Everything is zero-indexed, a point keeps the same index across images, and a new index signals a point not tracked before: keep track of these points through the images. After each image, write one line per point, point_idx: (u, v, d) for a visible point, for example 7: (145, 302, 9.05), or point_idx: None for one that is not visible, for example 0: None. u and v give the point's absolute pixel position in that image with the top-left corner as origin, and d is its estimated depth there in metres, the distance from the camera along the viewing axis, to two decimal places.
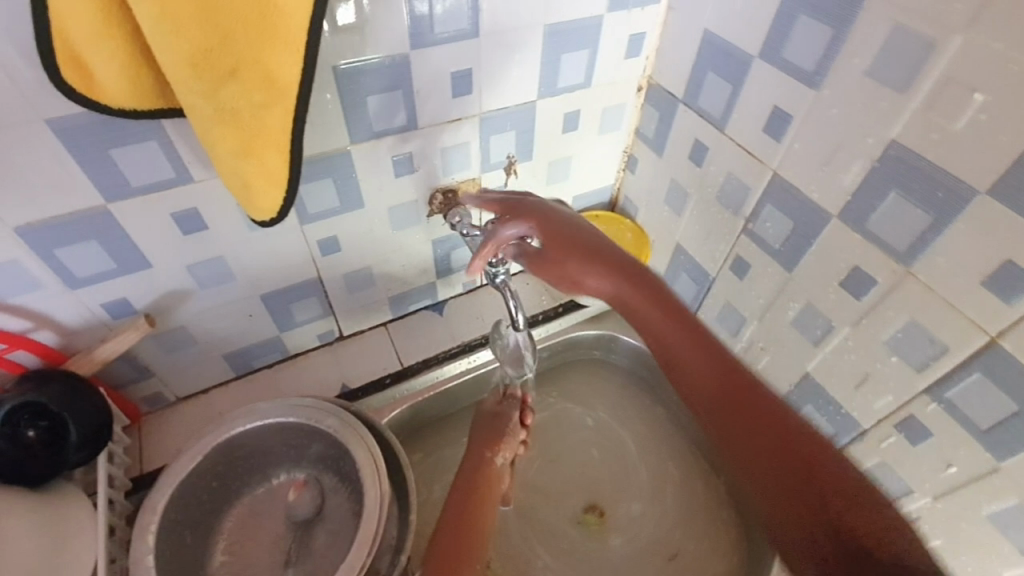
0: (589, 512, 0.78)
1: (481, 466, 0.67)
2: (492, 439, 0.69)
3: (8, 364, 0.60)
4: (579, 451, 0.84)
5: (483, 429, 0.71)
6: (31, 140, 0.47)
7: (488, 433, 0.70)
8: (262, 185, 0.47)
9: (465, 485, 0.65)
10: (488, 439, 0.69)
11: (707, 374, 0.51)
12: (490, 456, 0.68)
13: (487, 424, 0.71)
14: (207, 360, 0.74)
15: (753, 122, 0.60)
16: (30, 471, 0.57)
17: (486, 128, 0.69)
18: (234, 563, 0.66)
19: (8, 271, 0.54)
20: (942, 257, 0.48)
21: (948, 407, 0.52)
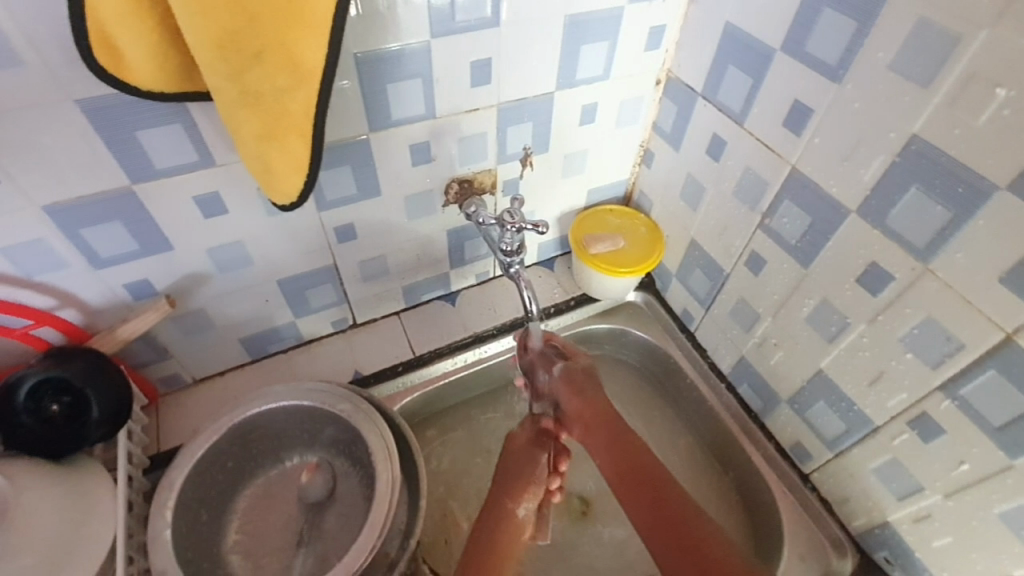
0: (575, 503, 0.82)
1: (503, 517, 0.64)
2: (519, 484, 0.67)
3: (35, 340, 0.61)
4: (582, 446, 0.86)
5: (507, 475, 0.68)
6: (61, 121, 0.48)
7: (514, 482, 0.67)
8: (284, 169, 0.48)
9: (484, 536, 0.62)
10: (511, 489, 0.66)
11: (615, 455, 0.63)
12: (513, 508, 0.65)
13: (514, 465, 0.68)
14: (224, 343, 0.76)
15: (773, 116, 0.60)
16: (53, 444, 0.59)
17: (504, 119, 0.69)
18: (247, 542, 0.67)
19: (35, 249, 0.55)
20: (962, 253, 0.47)
21: (962, 405, 0.52)
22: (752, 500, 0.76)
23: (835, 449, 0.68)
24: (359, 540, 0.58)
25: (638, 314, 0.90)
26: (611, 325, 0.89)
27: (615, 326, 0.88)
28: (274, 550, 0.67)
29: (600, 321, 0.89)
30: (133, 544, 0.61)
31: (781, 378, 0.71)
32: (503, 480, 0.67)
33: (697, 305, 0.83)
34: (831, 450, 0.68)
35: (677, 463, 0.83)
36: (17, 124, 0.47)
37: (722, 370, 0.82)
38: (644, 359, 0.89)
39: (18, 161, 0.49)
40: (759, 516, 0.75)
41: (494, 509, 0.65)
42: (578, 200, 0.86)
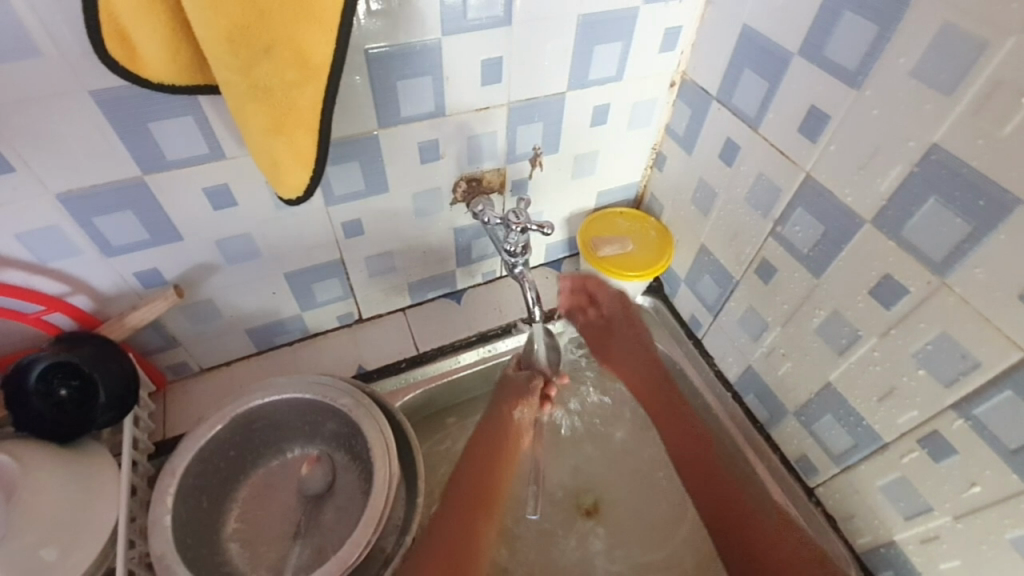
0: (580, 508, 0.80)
1: (500, 419, 0.76)
2: (512, 399, 0.77)
3: (46, 326, 0.62)
4: (586, 446, 0.84)
5: (502, 393, 0.78)
6: (75, 110, 0.49)
7: (511, 393, 0.78)
8: (291, 163, 0.48)
9: (482, 447, 0.76)
10: (508, 400, 0.77)
11: (683, 440, 0.76)
12: (510, 412, 0.76)
13: (512, 385, 0.78)
14: (231, 333, 0.76)
15: (789, 121, 0.58)
16: (61, 427, 0.60)
17: (514, 118, 0.68)
18: (246, 530, 0.68)
19: (49, 236, 0.56)
20: (980, 268, 0.46)
21: (975, 425, 0.50)
22: None
23: (842, 464, 0.66)
24: (355, 534, 0.58)
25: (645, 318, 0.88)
26: None
27: None
28: (272, 539, 0.68)
29: None
30: (135, 527, 0.61)
31: (789, 390, 0.70)
32: (501, 394, 0.78)
33: (706, 312, 0.81)
34: (838, 465, 0.67)
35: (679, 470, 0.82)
36: (33, 113, 0.48)
37: (729, 379, 0.81)
38: None
39: (34, 149, 0.50)
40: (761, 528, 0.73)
41: (495, 417, 0.77)
42: (587, 201, 0.85)
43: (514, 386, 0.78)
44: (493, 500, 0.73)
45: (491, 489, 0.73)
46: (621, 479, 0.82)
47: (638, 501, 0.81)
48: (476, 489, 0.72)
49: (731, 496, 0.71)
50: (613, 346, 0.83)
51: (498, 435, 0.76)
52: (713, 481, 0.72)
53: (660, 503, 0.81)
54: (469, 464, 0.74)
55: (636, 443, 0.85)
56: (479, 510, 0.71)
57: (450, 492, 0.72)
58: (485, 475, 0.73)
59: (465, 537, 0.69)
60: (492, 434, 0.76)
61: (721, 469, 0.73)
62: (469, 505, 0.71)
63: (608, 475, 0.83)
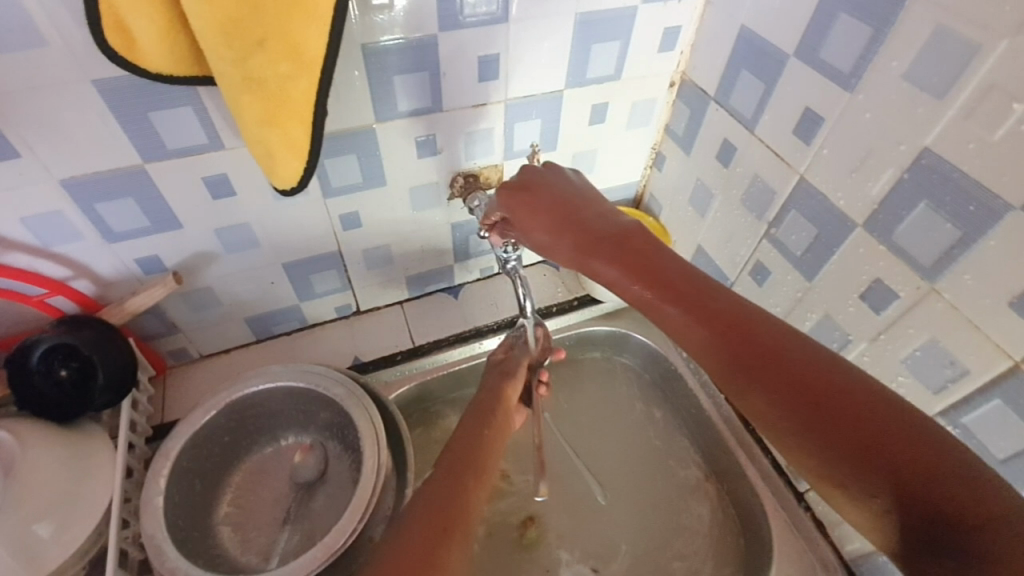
0: (524, 526, 0.77)
1: (494, 389, 0.64)
2: (501, 381, 0.66)
3: (49, 308, 0.64)
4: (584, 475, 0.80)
5: (491, 373, 0.68)
6: (80, 100, 0.51)
7: (501, 373, 0.68)
8: (284, 154, 0.50)
9: (480, 404, 0.62)
10: (494, 384, 0.65)
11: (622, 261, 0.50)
12: (503, 389, 0.65)
13: (497, 368, 0.69)
14: (230, 321, 0.78)
15: (783, 124, 0.58)
16: (59, 408, 0.62)
17: (512, 115, 0.69)
18: (238, 514, 0.69)
19: (52, 220, 0.58)
20: (969, 274, 0.45)
21: (963, 433, 0.49)
22: (746, 519, 0.74)
23: None
24: (341, 521, 0.59)
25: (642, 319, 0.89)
26: (612, 329, 0.88)
27: (616, 329, 0.88)
28: (262, 524, 0.69)
29: (600, 323, 0.89)
30: (129, 507, 0.62)
31: None
32: (489, 373, 0.68)
33: None
34: None
35: (686, 512, 0.77)
36: (37, 100, 0.49)
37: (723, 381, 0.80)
38: (645, 364, 0.89)
39: (39, 136, 0.51)
40: (754, 535, 0.72)
41: (475, 399, 0.63)
42: None
43: (506, 364, 0.69)
44: (489, 467, 0.53)
45: (513, 396, 0.65)
46: (627, 504, 0.78)
47: (628, 539, 0.75)
48: (475, 447, 0.54)
49: (761, 347, 0.41)
50: (556, 203, 0.55)
51: (479, 414, 0.60)
52: (709, 324, 0.44)
53: (651, 526, 0.77)
54: (495, 378, 0.67)
55: (630, 449, 0.83)
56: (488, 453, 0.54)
57: (474, 400, 0.63)
58: (507, 384, 0.65)
59: (500, 433, 0.59)
60: (490, 394, 0.64)
61: (677, 276, 0.47)
62: (492, 409, 0.61)
63: (601, 523, 0.77)
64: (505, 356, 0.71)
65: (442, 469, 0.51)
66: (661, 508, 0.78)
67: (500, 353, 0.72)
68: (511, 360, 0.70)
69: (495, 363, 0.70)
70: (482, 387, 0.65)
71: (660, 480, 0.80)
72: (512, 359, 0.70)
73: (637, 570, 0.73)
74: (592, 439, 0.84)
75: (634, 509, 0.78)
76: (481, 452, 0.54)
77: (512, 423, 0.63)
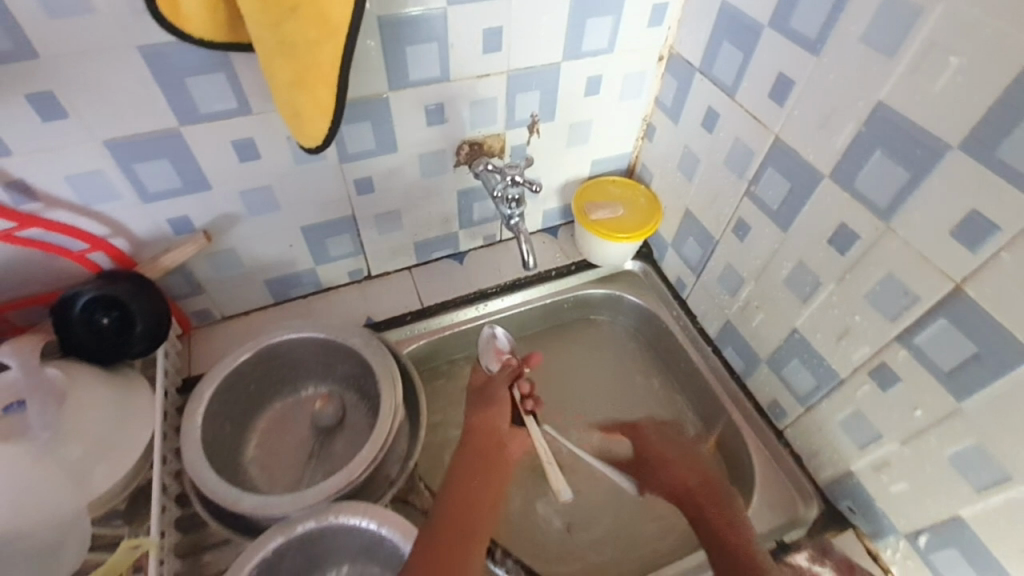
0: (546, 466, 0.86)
1: (481, 424, 0.69)
2: (484, 408, 0.71)
3: (90, 263, 0.69)
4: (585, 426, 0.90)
5: (472, 403, 0.73)
6: (124, 64, 0.56)
7: (482, 401, 0.72)
8: (311, 115, 0.55)
9: (473, 439, 0.67)
10: (476, 409, 0.71)
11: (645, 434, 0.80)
12: (489, 416, 0.70)
13: (478, 393, 0.74)
14: (251, 282, 0.84)
15: (760, 89, 0.64)
16: (101, 353, 0.67)
17: (514, 86, 0.75)
18: (265, 456, 0.75)
19: (93, 180, 0.63)
20: (918, 211, 0.51)
21: (916, 354, 0.55)
22: (732, 459, 0.82)
23: (805, 405, 0.71)
24: (362, 451, 0.65)
25: (634, 281, 0.96)
26: (607, 291, 0.96)
27: (611, 291, 0.96)
28: (287, 465, 0.75)
29: (597, 287, 0.96)
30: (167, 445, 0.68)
31: (762, 339, 0.76)
32: (472, 403, 0.73)
33: (690, 273, 0.88)
34: (801, 406, 0.72)
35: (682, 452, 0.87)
36: (85, 64, 0.55)
37: (709, 334, 0.87)
38: (637, 322, 0.97)
39: (85, 98, 0.57)
40: (736, 469, 0.81)
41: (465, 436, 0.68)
42: (581, 169, 0.92)
43: (486, 392, 0.73)
44: (476, 531, 0.57)
45: (501, 423, 0.69)
46: None
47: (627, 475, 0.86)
48: (460, 514, 0.58)
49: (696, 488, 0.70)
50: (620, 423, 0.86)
51: (474, 460, 0.65)
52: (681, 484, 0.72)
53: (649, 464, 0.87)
54: (477, 414, 0.71)
55: (626, 398, 0.93)
56: (473, 506, 0.59)
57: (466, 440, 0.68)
58: (492, 416, 0.70)
59: (490, 467, 0.64)
60: (479, 425, 0.69)
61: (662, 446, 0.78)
62: (484, 452, 0.66)
63: (603, 461, 0.87)
64: (481, 383, 0.75)
65: (421, 542, 0.56)
66: None
67: (479, 373, 0.77)
68: (492, 391, 0.73)
69: (474, 385, 0.76)
70: (469, 418, 0.71)
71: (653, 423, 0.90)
72: (493, 390, 0.73)
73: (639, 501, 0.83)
74: (592, 391, 0.94)
75: None
76: (471, 504, 0.60)
77: (509, 451, 0.67)
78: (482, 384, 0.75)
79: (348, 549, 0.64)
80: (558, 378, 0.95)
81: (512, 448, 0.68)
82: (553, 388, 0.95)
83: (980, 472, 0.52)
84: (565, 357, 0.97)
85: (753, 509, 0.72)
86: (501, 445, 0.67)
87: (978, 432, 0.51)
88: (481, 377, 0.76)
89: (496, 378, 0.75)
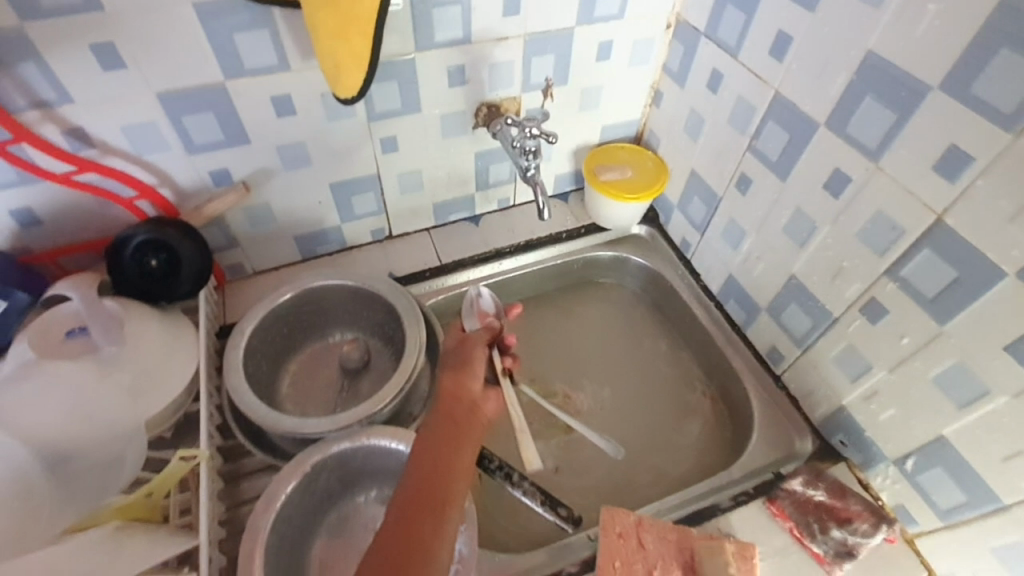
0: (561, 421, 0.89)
1: (455, 390, 0.62)
2: (455, 369, 0.65)
3: (137, 211, 0.75)
4: (588, 383, 0.94)
5: (446, 359, 0.68)
6: (178, 19, 0.61)
7: (455, 361, 0.66)
8: (348, 65, 0.61)
9: (444, 406, 0.60)
10: (450, 366, 0.66)
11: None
12: (463, 380, 0.63)
13: (454, 354, 0.67)
14: (282, 238, 0.89)
15: (761, 47, 0.69)
16: (152, 291, 0.73)
17: (531, 49, 0.80)
18: (297, 395, 0.81)
19: (146, 130, 0.69)
20: (903, 149, 0.56)
21: (903, 284, 0.59)
22: (733, 405, 0.87)
23: (803, 346, 0.76)
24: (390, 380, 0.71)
25: (641, 244, 1.01)
26: (616, 254, 1.01)
27: (619, 253, 1.01)
28: (317, 403, 0.80)
29: (605, 249, 1.01)
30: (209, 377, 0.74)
31: (762, 289, 0.80)
32: (444, 362, 0.67)
33: (694, 232, 0.93)
34: (799, 348, 0.76)
35: (688, 403, 0.91)
36: (144, 18, 0.60)
37: (712, 290, 0.92)
38: (643, 284, 1.02)
39: (143, 51, 0.62)
40: (738, 415, 0.86)
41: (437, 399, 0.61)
42: (592, 135, 0.97)
43: (461, 350, 0.68)
44: (450, 499, 0.51)
45: (473, 387, 0.62)
46: (638, 400, 0.92)
47: (636, 425, 0.89)
48: (429, 481, 0.52)
49: None
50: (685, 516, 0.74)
51: (446, 420, 0.58)
52: None
53: (657, 416, 0.90)
54: (450, 376, 0.64)
55: (634, 355, 0.98)
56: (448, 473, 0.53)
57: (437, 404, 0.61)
58: (463, 377, 0.63)
59: (464, 432, 0.57)
60: (454, 392, 0.61)
61: None
62: (452, 413, 0.58)
63: (614, 413, 0.91)
64: (449, 353, 0.68)
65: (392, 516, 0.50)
66: (663, 400, 0.92)
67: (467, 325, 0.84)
68: (467, 352, 0.67)
69: (444, 366, 0.66)
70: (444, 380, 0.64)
71: (661, 378, 0.94)
72: (468, 351, 0.67)
73: (648, 449, 0.87)
74: (603, 350, 0.99)
75: (639, 403, 0.92)
76: (438, 473, 0.53)
77: (482, 412, 0.60)
78: (451, 352, 0.68)
79: (385, 473, 0.70)
80: (570, 339, 1.00)
81: (488, 401, 0.62)
82: (565, 349, 0.99)
83: (960, 388, 0.57)
84: (575, 320, 1.02)
85: (752, 445, 0.77)
86: (472, 407, 0.60)
87: (959, 351, 0.56)
88: (455, 339, 0.71)
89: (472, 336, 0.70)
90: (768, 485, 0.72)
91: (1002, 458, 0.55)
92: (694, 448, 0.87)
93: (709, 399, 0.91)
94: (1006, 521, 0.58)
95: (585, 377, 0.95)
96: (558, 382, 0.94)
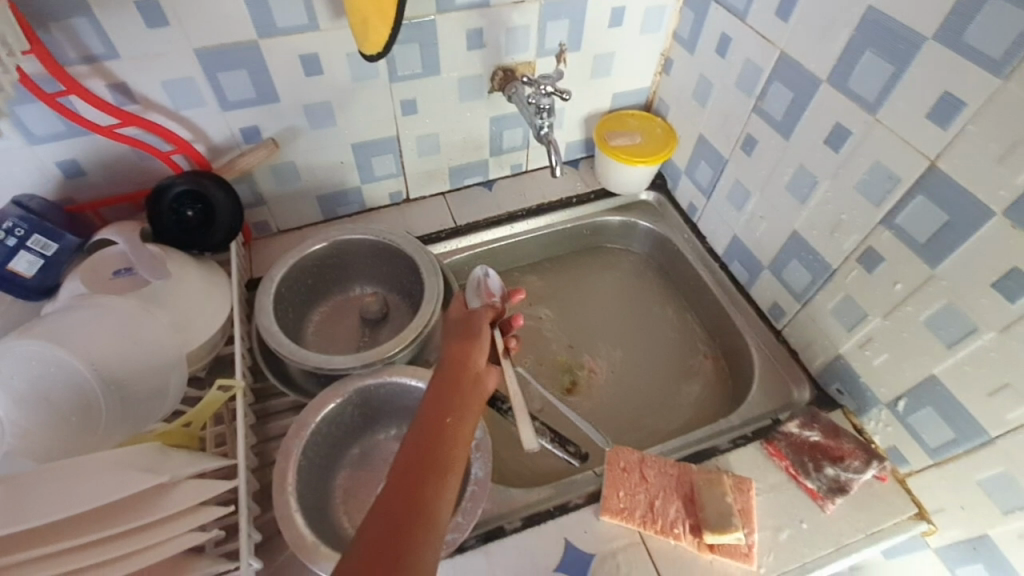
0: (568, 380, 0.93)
1: (461, 358, 0.60)
2: (462, 339, 0.64)
3: (173, 164, 0.79)
4: (598, 346, 0.98)
5: (450, 331, 0.68)
6: None
7: (462, 332, 0.66)
8: (374, 20, 0.64)
9: (448, 372, 0.58)
10: (456, 337, 0.65)
11: None
12: (471, 349, 0.62)
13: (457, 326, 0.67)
14: (306, 197, 0.94)
15: (769, 8, 0.72)
16: (190, 238, 0.79)
17: (546, 14, 0.83)
18: (320, 343, 0.86)
19: (184, 86, 0.73)
20: (900, 100, 0.59)
21: (897, 232, 0.63)
22: (733, 361, 0.91)
23: (802, 300, 0.79)
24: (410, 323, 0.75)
25: (649, 210, 1.05)
26: (624, 219, 1.05)
27: (627, 219, 1.04)
28: (339, 351, 0.85)
29: (614, 214, 1.05)
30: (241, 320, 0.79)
31: (765, 247, 0.84)
32: (449, 333, 0.67)
33: (701, 196, 0.96)
34: (799, 302, 0.80)
35: (690, 362, 0.95)
36: None
37: (716, 252, 0.96)
38: (652, 249, 1.06)
39: (184, 7, 0.66)
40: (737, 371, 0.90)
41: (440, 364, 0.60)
42: (603, 102, 1.00)
43: (466, 323, 0.67)
44: (455, 465, 0.49)
45: (479, 358, 0.61)
46: (643, 360, 0.96)
47: (641, 382, 0.94)
48: (436, 444, 0.50)
49: None
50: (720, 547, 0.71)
51: (452, 386, 0.56)
52: None
53: (661, 373, 0.95)
54: (458, 344, 0.63)
55: (641, 318, 1.02)
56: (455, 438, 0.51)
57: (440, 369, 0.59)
58: (471, 348, 0.62)
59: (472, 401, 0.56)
60: (460, 359, 0.60)
61: None
62: (458, 378, 0.57)
63: (620, 372, 0.95)
64: (455, 326, 0.68)
65: (396, 476, 0.47)
66: (666, 359, 0.96)
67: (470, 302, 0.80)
68: (474, 325, 0.66)
69: (449, 335, 0.66)
70: (450, 348, 0.62)
71: (665, 338, 0.99)
72: (476, 325, 0.67)
73: (653, 404, 0.91)
74: (612, 314, 1.03)
75: (644, 362, 0.96)
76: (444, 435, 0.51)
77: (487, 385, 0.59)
78: (457, 325, 0.68)
79: (406, 411, 0.75)
80: (580, 304, 1.04)
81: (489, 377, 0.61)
82: (576, 313, 1.03)
83: (950, 327, 0.60)
84: (585, 285, 1.06)
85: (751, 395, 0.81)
86: (478, 377, 0.58)
87: (949, 293, 0.59)
88: (462, 312, 0.71)
89: (477, 312, 0.69)
90: (766, 430, 0.76)
91: (987, 392, 0.59)
92: (696, 402, 0.91)
93: (712, 359, 0.95)
94: (990, 454, 0.61)
95: (597, 338, 0.99)
96: (569, 344, 0.99)
